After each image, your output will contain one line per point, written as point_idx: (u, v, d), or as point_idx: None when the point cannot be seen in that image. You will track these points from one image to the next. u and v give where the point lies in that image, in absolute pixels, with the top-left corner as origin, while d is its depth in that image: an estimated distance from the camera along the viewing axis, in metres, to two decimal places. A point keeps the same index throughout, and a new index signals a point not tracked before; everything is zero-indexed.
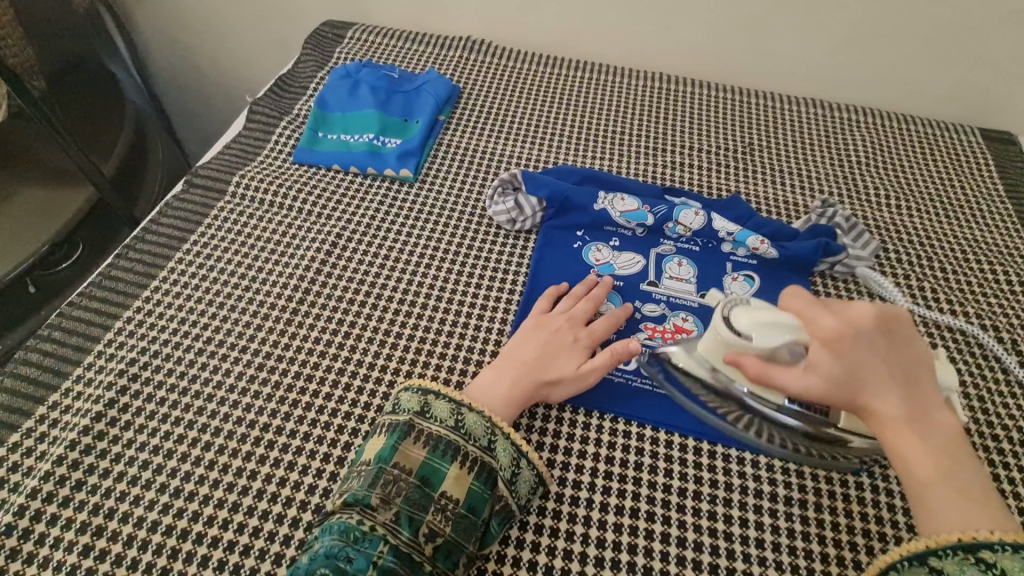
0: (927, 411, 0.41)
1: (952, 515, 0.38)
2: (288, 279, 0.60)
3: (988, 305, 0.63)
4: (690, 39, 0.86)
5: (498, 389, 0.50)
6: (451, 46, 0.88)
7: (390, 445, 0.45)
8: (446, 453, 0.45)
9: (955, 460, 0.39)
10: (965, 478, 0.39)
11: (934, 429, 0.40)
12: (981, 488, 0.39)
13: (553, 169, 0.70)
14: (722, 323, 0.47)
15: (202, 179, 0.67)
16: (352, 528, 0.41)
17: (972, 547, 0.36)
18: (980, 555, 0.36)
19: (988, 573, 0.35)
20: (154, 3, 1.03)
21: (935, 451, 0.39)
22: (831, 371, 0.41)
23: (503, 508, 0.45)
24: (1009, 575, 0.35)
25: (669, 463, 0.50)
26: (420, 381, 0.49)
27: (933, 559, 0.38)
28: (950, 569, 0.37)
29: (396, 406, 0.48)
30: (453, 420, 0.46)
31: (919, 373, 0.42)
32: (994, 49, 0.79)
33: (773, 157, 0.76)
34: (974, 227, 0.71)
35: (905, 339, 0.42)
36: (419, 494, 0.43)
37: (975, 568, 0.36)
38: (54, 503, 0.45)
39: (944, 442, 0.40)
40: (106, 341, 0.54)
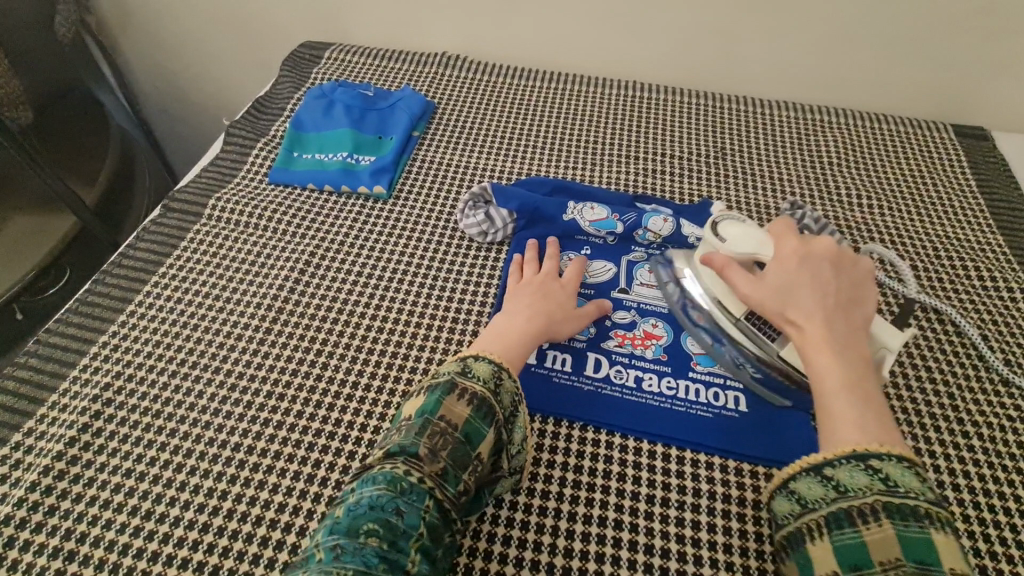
0: (851, 345, 0.47)
1: (850, 425, 0.43)
2: (262, 298, 0.61)
3: (960, 302, 0.63)
4: (662, 47, 0.88)
5: (510, 335, 0.52)
6: (426, 62, 0.89)
7: (436, 399, 0.45)
8: (486, 414, 0.45)
9: (865, 388, 0.45)
10: (871, 402, 0.44)
11: (850, 355, 0.46)
12: (883, 416, 0.43)
13: (524, 180, 0.71)
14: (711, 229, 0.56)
15: (179, 202, 0.68)
16: (400, 478, 0.40)
17: (863, 456, 0.41)
18: (869, 462, 0.41)
19: (873, 476, 0.40)
20: (138, 31, 1.05)
21: (846, 372, 0.45)
22: (774, 282, 0.50)
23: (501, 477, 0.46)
24: (891, 478, 0.40)
25: (637, 470, 0.50)
26: (459, 348, 0.49)
27: (828, 468, 0.42)
28: (841, 476, 0.41)
29: (433, 369, 0.48)
30: (492, 383, 0.46)
31: (857, 315, 0.49)
32: (960, 46, 0.80)
33: (745, 161, 0.77)
34: (945, 225, 0.71)
35: (853, 283, 0.51)
36: (461, 450, 0.43)
37: (863, 473, 0.40)
38: (26, 529, 0.46)
39: (857, 370, 0.45)
40: (81, 366, 0.55)
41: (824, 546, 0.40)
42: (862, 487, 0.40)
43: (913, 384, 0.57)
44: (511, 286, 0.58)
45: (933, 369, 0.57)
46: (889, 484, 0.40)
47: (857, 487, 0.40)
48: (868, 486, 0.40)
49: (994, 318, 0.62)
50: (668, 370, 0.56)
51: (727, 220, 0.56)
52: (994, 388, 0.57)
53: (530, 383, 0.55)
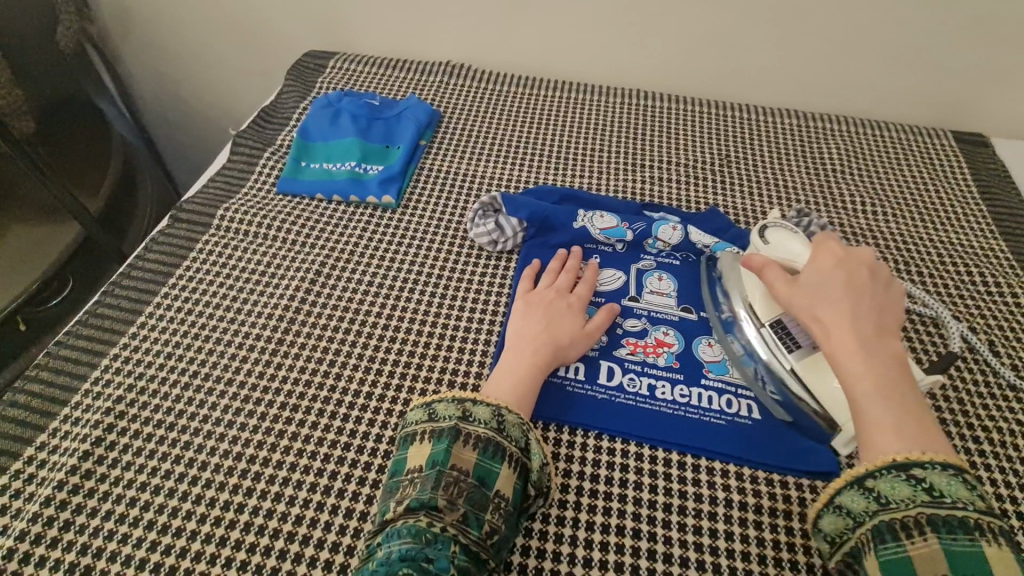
0: (883, 348, 0.47)
1: (889, 437, 0.43)
2: (273, 309, 0.60)
3: (967, 308, 0.64)
4: (666, 55, 0.88)
5: (518, 375, 0.52)
6: (431, 71, 0.90)
7: (443, 449, 0.46)
8: (495, 454, 0.46)
9: (902, 395, 0.45)
10: (908, 412, 0.44)
11: (888, 364, 0.46)
12: (923, 422, 0.44)
13: (533, 189, 0.71)
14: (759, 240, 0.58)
15: (187, 213, 0.68)
16: (424, 530, 0.41)
17: (905, 466, 0.41)
18: (911, 472, 0.41)
19: (916, 487, 0.40)
20: (140, 40, 1.05)
21: (884, 380, 0.45)
22: (808, 290, 0.51)
23: (531, 506, 0.47)
24: (935, 488, 0.40)
25: (653, 478, 0.51)
26: (455, 390, 0.49)
27: (869, 480, 0.42)
28: (883, 487, 0.41)
29: (431, 416, 0.48)
30: (495, 422, 0.47)
31: (893, 325, 0.49)
32: (960, 55, 0.81)
33: (750, 168, 0.78)
34: (949, 232, 0.72)
35: (887, 293, 0.51)
36: (478, 494, 0.44)
37: (905, 483, 0.41)
38: (42, 544, 0.45)
39: (894, 375, 0.46)
40: (93, 379, 0.55)
41: (871, 560, 0.40)
42: (905, 498, 0.40)
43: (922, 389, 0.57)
44: (518, 301, 0.59)
45: (944, 374, 0.58)
46: (935, 495, 0.40)
47: (900, 499, 0.41)
48: (911, 497, 0.40)
49: (1001, 324, 0.63)
50: (680, 378, 0.56)
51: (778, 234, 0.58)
52: (1003, 394, 0.57)
53: (543, 391, 0.55)
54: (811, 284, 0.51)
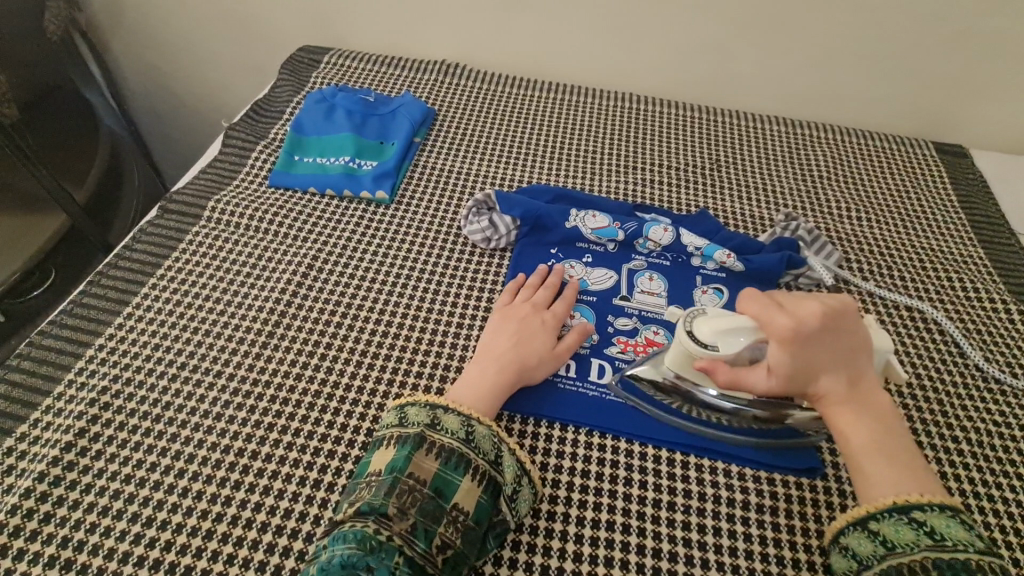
0: (861, 397, 0.45)
1: (887, 490, 0.42)
2: (264, 302, 0.60)
3: (947, 312, 0.66)
4: (657, 60, 0.90)
5: (482, 386, 0.51)
6: (427, 69, 0.90)
7: (404, 455, 0.46)
8: (458, 465, 0.46)
9: (888, 441, 0.44)
10: (896, 456, 0.44)
11: (867, 409, 0.45)
12: (910, 461, 0.44)
13: (526, 188, 0.71)
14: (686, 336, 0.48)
15: (176, 205, 0.67)
16: (369, 537, 0.42)
17: (906, 509, 0.41)
18: (912, 515, 0.41)
19: (919, 530, 0.40)
20: (129, 30, 1.04)
21: (869, 431, 0.44)
22: (781, 369, 0.45)
23: (501, 522, 0.46)
24: (936, 531, 0.40)
25: (643, 474, 0.51)
26: (429, 395, 0.50)
27: (873, 523, 0.42)
28: (887, 531, 0.42)
29: (403, 420, 0.48)
30: (463, 433, 0.47)
31: (862, 366, 0.45)
32: (940, 68, 0.84)
33: (738, 173, 0.79)
34: (930, 238, 0.74)
35: (852, 334, 0.45)
36: (432, 506, 0.44)
37: (907, 527, 0.41)
38: (21, 537, 0.44)
39: (878, 422, 0.44)
40: (76, 369, 0.54)
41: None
42: (909, 543, 0.40)
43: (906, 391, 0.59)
44: (494, 315, 0.59)
45: (924, 376, 0.60)
46: (936, 538, 0.40)
47: (904, 543, 0.41)
48: (915, 541, 0.40)
49: (979, 328, 0.65)
50: None
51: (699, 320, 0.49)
52: (982, 395, 0.59)
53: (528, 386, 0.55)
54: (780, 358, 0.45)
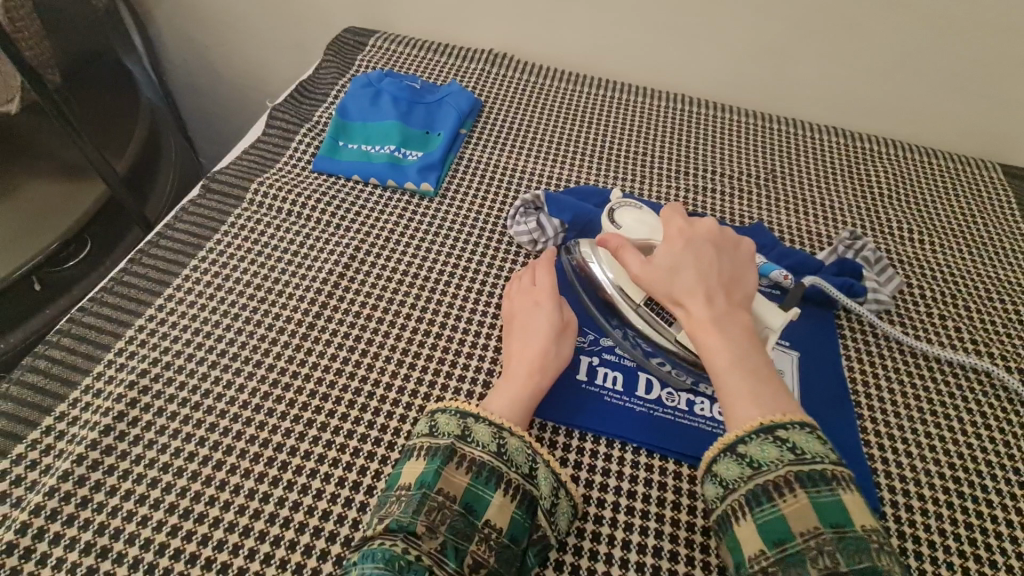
0: (734, 318, 0.47)
1: (749, 404, 0.43)
2: (305, 292, 0.58)
3: (1012, 347, 0.63)
4: (715, 61, 0.86)
5: (514, 385, 0.49)
6: (474, 58, 0.87)
7: (433, 469, 0.43)
8: (490, 480, 0.43)
9: (755, 360, 0.45)
10: (761, 376, 0.44)
11: (736, 327, 0.46)
12: (776, 386, 0.44)
13: (575, 189, 0.69)
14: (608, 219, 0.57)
15: (219, 185, 0.66)
16: (398, 557, 0.39)
17: (770, 429, 0.41)
18: (777, 433, 0.41)
19: (782, 447, 0.41)
20: (173, 2, 1.03)
21: (736, 346, 0.45)
22: (661, 266, 0.49)
23: (541, 539, 0.44)
24: (796, 446, 0.41)
25: (691, 499, 0.49)
26: (457, 402, 0.47)
27: (740, 446, 0.42)
28: (753, 452, 0.41)
29: (432, 429, 0.46)
30: (495, 446, 0.44)
31: (739, 294, 0.49)
32: (1018, 87, 0.79)
33: (795, 185, 0.76)
34: (995, 266, 0.70)
35: (733, 258, 0.50)
36: (463, 523, 0.41)
37: (772, 446, 0.41)
38: (58, 520, 0.43)
39: (747, 342, 0.45)
40: (117, 349, 0.53)
41: (749, 526, 0.40)
42: (773, 460, 0.40)
43: (969, 430, 0.56)
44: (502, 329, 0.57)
45: (987, 414, 0.57)
46: (797, 453, 0.40)
47: (769, 461, 0.41)
48: (778, 458, 0.40)
49: None
50: None
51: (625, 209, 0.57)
52: None
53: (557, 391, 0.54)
54: (662, 263, 0.49)
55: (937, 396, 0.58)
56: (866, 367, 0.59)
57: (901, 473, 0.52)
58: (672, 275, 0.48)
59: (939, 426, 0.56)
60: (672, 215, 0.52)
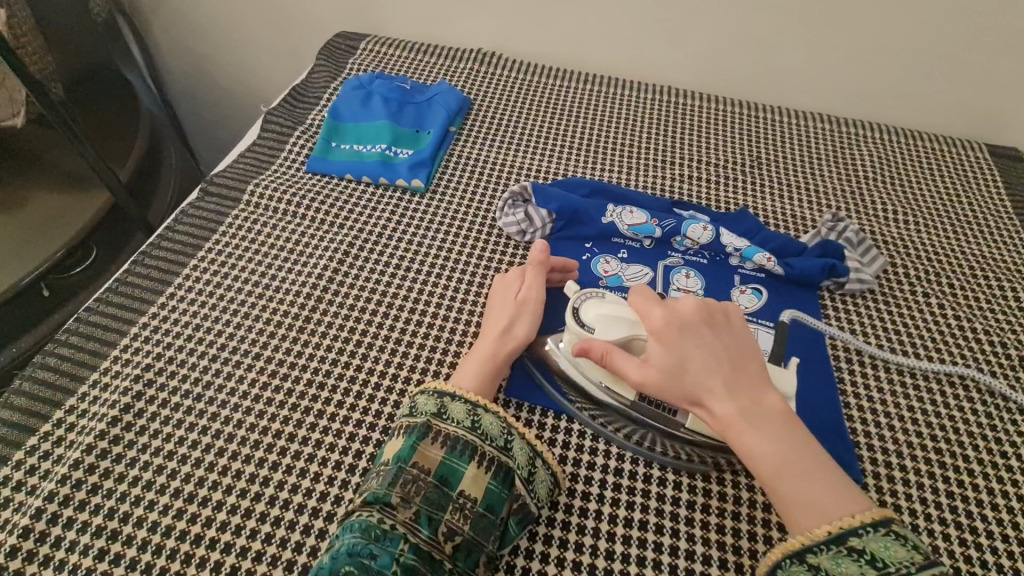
0: (765, 411, 0.44)
1: (814, 514, 0.40)
2: (301, 287, 0.61)
3: (996, 322, 0.64)
4: (699, 52, 0.87)
5: (475, 362, 0.51)
6: (464, 58, 0.89)
7: (409, 445, 0.45)
8: (464, 452, 0.45)
9: (803, 455, 0.42)
10: (815, 472, 0.42)
11: (770, 422, 0.43)
12: (832, 478, 0.42)
13: (562, 181, 0.71)
14: (571, 315, 0.52)
15: (217, 187, 0.68)
16: (373, 526, 0.41)
17: (841, 539, 0.39)
18: (849, 543, 0.39)
19: (860, 561, 0.38)
20: (170, 13, 1.05)
21: (780, 447, 0.42)
22: (666, 366, 0.45)
23: (521, 507, 0.45)
24: (876, 557, 0.38)
25: (677, 475, 0.51)
26: (435, 383, 0.49)
27: (810, 556, 0.39)
28: (827, 564, 0.39)
29: (412, 409, 0.48)
30: (469, 421, 0.46)
31: (756, 377, 0.46)
32: (1001, 67, 0.80)
33: (780, 171, 0.77)
34: (980, 245, 0.71)
35: (733, 335, 0.47)
36: (438, 494, 0.43)
37: (847, 559, 0.38)
38: (70, 506, 0.45)
39: (788, 436, 0.43)
40: (122, 345, 0.55)
41: None
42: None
43: (951, 403, 0.57)
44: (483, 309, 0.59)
45: (970, 389, 0.58)
46: (878, 565, 0.38)
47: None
48: (858, 574, 0.38)
49: None
50: None
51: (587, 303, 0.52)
52: None
53: (530, 368, 0.56)
54: (667, 362, 0.45)
55: (920, 371, 0.59)
56: (850, 345, 0.61)
57: (884, 446, 0.53)
58: (685, 373, 0.45)
59: (922, 400, 0.57)
60: (639, 295, 0.49)
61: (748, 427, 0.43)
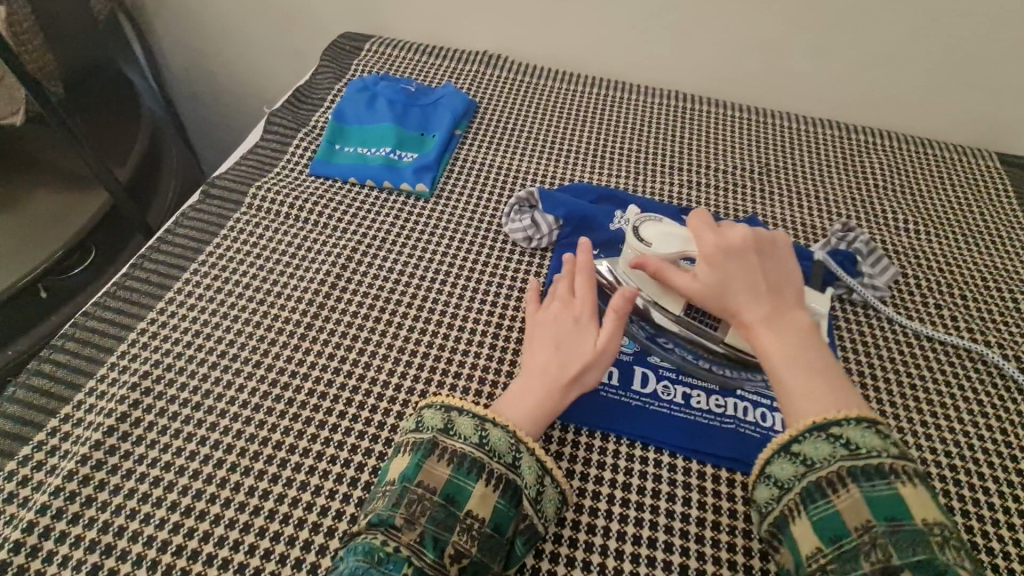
0: (786, 322, 0.48)
1: (805, 404, 0.44)
2: (303, 293, 0.59)
3: (1009, 334, 0.63)
4: (708, 56, 0.86)
5: (528, 400, 0.48)
6: (469, 60, 0.88)
7: (415, 463, 0.44)
8: (471, 470, 0.44)
9: (811, 360, 0.46)
10: (816, 373, 0.45)
11: (788, 330, 0.47)
12: (834, 383, 0.45)
13: (569, 186, 0.70)
14: (631, 232, 0.55)
15: (218, 190, 0.67)
16: (377, 549, 0.40)
17: (824, 426, 0.43)
18: (830, 431, 0.42)
19: (835, 443, 0.42)
20: (172, 12, 1.04)
21: (789, 350, 0.46)
22: (705, 278, 0.50)
23: (528, 527, 0.44)
24: (852, 442, 0.42)
25: (686, 490, 0.50)
26: (443, 397, 0.48)
27: (795, 445, 0.43)
28: (808, 450, 0.43)
29: (418, 424, 0.47)
30: (476, 437, 0.45)
31: (787, 296, 0.50)
32: (1014, 74, 0.79)
33: (789, 178, 0.76)
34: (993, 255, 0.70)
35: (774, 260, 0.51)
36: (444, 514, 0.42)
37: (826, 443, 0.42)
38: (64, 519, 0.44)
39: (800, 344, 0.47)
40: (120, 352, 0.54)
41: (805, 525, 0.41)
42: (826, 457, 0.42)
43: (964, 417, 0.56)
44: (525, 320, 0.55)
45: (982, 400, 0.57)
46: (852, 448, 0.41)
47: (822, 458, 0.42)
48: (832, 454, 0.42)
49: None
50: (715, 388, 0.56)
51: (646, 223, 0.56)
52: None
53: None
54: (706, 274, 0.50)
55: (933, 384, 0.58)
56: (862, 358, 0.59)
57: None
58: (719, 283, 0.50)
59: (933, 414, 0.56)
60: (692, 219, 0.53)
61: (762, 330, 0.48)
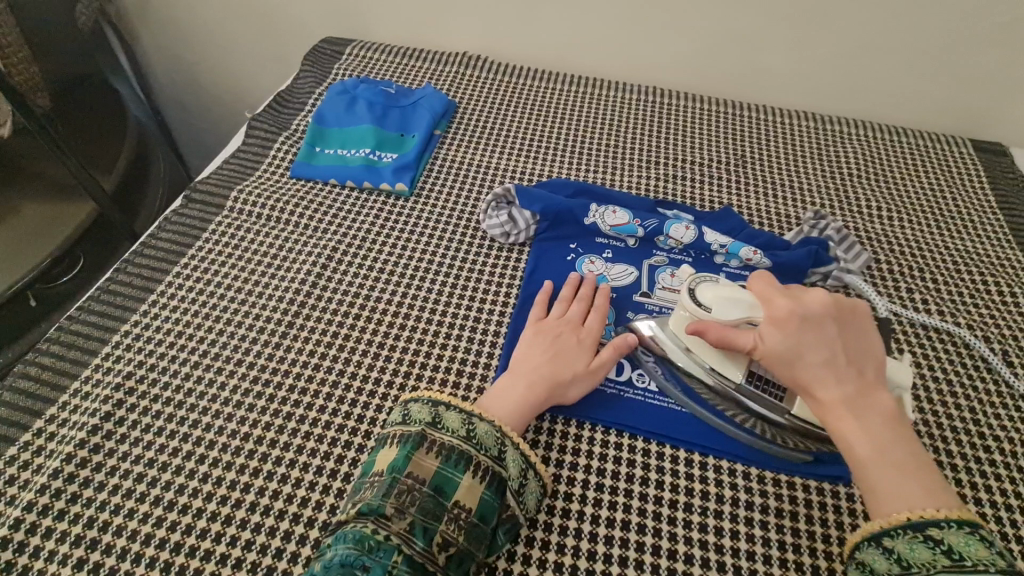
0: (870, 404, 0.43)
1: (895, 499, 0.40)
2: (285, 292, 0.60)
3: (980, 317, 0.64)
4: (685, 51, 0.87)
5: (516, 401, 0.50)
6: (449, 61, 0.89)
7: (404, 455, 0.45)
8: (458, 463, 0.45)
9: (898, 450, 0.41)
10: (906, 466, 0.41)
11: (872, 415, 0.43)
12: (925, 479, 0.40)
13: (546, 183, 0.71)
14: (687, 295, 0.51)
15: (201, 194, 0.68)
16: (367, 537, 0.41)
17: (920, 526, 0.38)
18: (927, 533, 0.38)
19: (935, 549, 0.37)
20: (158, 22, 1.05)
21: (875, 439, 0.42)
22: (775, 345, 0.46)
23: (510, 518, 0.45)
24: (955, 550, 0.37)
25: (660, 474, 0.51)
26: (430, 392, 0.49)
27: (886, 539, 0.39)
28: (901, 548, 0.39)
29: (406, 417, 0.48)
30: (464, 430, 0.46)
31: (871, 372, 0.45)
32: (984, 62, 0.80)
33: (765, 169, 0.77)
34: (965, 239, 0.71)
35: (856, 329, 0.46)
36: (433, 504, 0.43)
37: (923, 546, 0.38)
38: (49, 516, 0.45)
39: (887, 431, 0.42)
40: (104, 354, 0.55)
41: None
42: (925, 563, 0.37)
43: (934, 396, 0.57)
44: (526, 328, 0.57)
45: (953, 382, 0.58)
46: (954, 558, 0.37)
47: (920, 562, 0.37)
48: (931, 561, 0.37)
49: (1014, 332, 0.62)
50: None
51: (703, 284, 0.51)
52: (1013, 404, 0.57)
53: None
54: (777, 341, 0.46)
55: None
56: None
57: None
58: (793, 355, 0.45)
59: None
60: (761, 281, 0.49)
61: (842, 413, 0.43)
